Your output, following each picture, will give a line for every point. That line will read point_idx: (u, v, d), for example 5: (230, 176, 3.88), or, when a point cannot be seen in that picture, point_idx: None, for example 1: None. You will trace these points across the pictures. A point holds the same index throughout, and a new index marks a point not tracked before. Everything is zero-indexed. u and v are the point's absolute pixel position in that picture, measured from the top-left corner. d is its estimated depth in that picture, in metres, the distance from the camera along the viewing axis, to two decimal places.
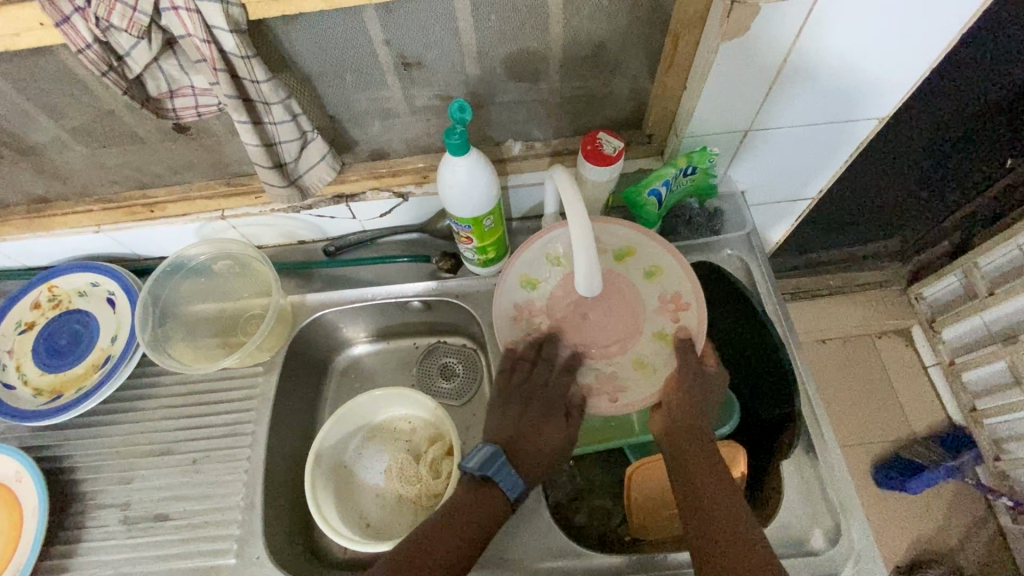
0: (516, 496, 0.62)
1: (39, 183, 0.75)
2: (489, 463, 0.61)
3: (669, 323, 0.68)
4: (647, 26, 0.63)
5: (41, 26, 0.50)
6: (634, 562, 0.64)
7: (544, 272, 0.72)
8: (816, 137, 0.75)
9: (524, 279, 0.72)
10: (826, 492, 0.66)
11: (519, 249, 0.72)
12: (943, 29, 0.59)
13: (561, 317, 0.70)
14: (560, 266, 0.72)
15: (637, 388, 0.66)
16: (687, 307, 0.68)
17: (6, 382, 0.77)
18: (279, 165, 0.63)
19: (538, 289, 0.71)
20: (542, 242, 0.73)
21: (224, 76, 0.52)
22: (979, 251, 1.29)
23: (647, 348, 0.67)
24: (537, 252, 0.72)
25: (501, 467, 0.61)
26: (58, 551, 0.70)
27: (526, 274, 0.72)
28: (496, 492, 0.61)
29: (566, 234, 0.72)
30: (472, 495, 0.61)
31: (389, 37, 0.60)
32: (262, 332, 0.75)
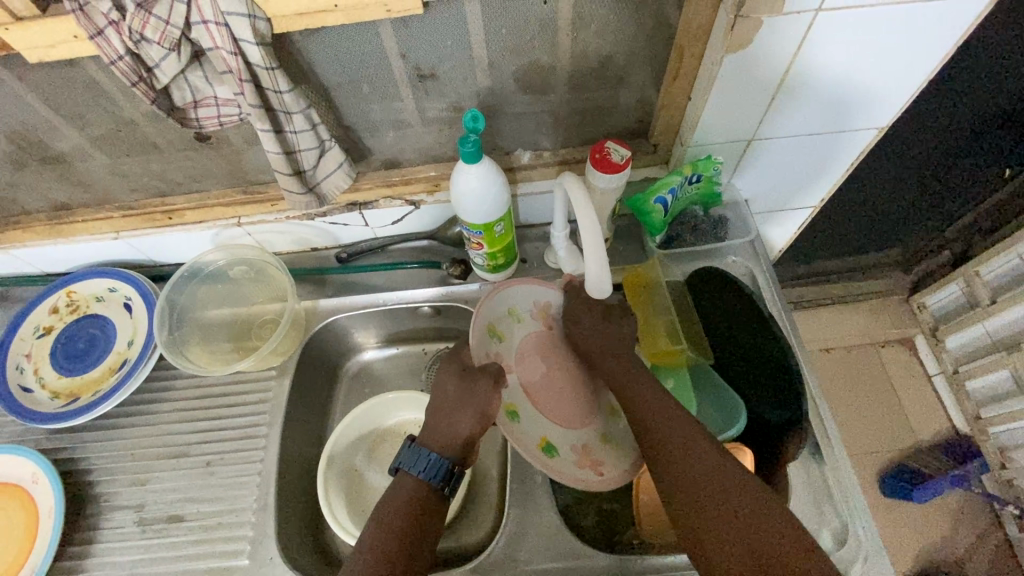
0: (438, 477, 0.60)
1: (61, 190, 0.77)
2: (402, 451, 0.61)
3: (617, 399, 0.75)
4: (653, 39, 0.65)
5: (75, 39, 0.53)
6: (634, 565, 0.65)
7: (509, 326, 0.75)
8: (817, 147, 0.77)
9: (489, 329, 0.73)
10: (833, 493, 0.67)
11: (490, 290, 0.74)
12: (938, 41, 0.61)
13: (518, 376, 0.74)
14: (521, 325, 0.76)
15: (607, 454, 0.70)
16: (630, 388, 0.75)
17: (24, 385, 0.78)
18: (297, 172, 0.65)
19: (503, 341, 0.74)
20: (506, 293, 0.75)
21: (249, 86, 0.55)
22: (981, 260, 1.30)
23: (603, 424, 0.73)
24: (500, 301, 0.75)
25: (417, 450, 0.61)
26: (72, 552, 0.70)
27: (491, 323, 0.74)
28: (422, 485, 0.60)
29: (530, 290, 0.76)
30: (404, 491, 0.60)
31: (405, 50, 0.62)
32: (276, 335, 0.77)
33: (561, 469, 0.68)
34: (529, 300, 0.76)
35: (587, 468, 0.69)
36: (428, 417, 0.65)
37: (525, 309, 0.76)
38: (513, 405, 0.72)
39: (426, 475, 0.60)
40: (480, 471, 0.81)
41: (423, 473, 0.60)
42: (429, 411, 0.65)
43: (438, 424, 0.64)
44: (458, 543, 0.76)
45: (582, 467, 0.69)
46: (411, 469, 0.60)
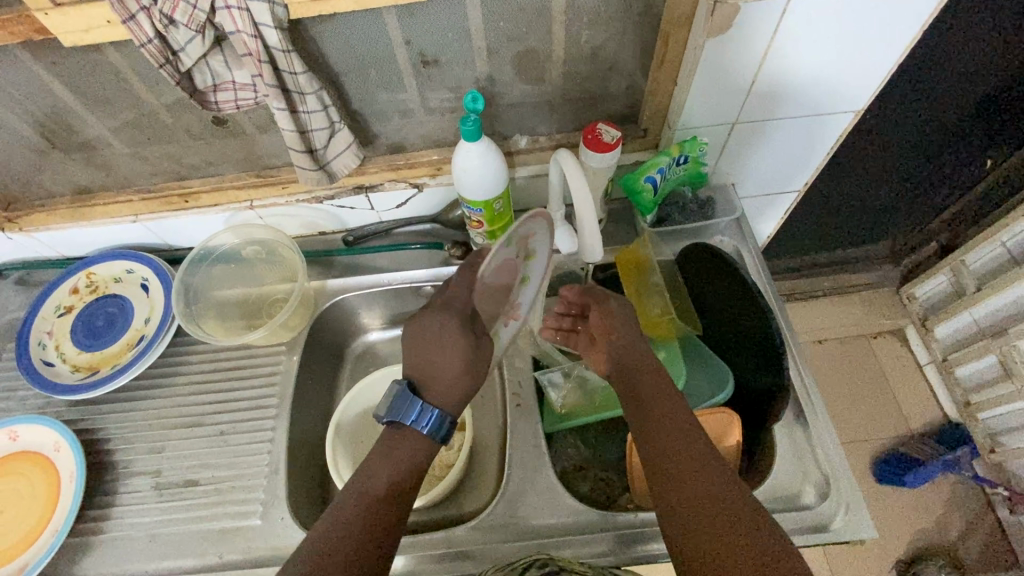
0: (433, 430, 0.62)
1: (84, 174, 0.82)
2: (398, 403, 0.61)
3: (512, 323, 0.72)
4: (641, 27, 0.70)
5: (108, 24, 0.57)
6: (606, 521, 0.69)
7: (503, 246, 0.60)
8: (798, 131, 0.82)
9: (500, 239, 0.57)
10: (816, 453, 0.71)
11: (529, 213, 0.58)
12: (904, 27, 0.66)
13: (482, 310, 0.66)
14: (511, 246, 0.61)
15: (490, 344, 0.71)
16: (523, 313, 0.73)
17: (46, 360, 0.82)
18: (310, 151, 0.70)
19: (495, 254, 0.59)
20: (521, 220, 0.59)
21: (267, 67, 0.59)
22: (966, 249, 1.34)
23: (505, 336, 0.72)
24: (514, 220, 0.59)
25: (413, 403, 0.62)
26: (92, 515, 0.74)
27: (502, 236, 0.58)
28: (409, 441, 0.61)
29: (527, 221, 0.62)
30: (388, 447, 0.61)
31: (410, 37, 0.67)
32: (287, 310, 0.81)
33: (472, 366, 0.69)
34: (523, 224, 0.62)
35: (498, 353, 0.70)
36: (428, 372, 0.64)
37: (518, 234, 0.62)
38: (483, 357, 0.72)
39: (426, 430, 0.61)
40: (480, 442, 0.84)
41: (424, 428, 0.61)
42: (429, 367, 0.64)
43: (434, 383, 0.64)
44: (460, 510, 0.79)
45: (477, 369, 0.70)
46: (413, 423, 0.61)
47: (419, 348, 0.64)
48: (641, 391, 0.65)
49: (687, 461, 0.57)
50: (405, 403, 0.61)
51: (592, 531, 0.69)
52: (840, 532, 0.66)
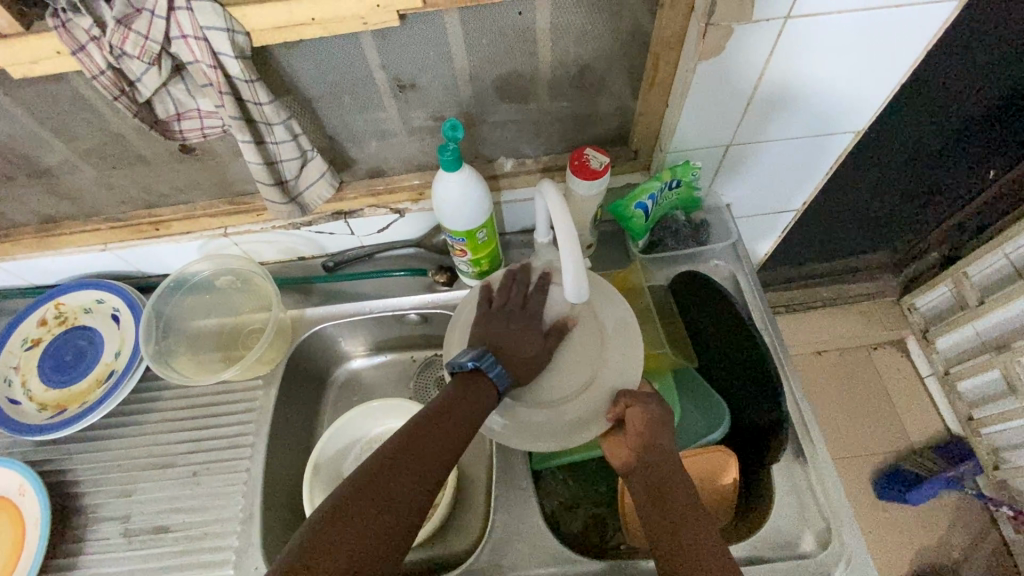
0: (501, 387, 0.64)
1: (49, 203, 0.78)
2: (482, 357, 0.63)
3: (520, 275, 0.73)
4: (629, 48, 0.67)
5: (58, 55, 0.54)
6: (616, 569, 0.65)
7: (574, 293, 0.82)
8: (796, 151, 0.78)
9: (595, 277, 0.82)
10: (817, 494, 0.67)
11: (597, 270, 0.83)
12: (906, 47, 0.63)
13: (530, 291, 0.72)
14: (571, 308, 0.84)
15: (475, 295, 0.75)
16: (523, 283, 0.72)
17: (12, 397, 0.79)
18: (280, 183, 0.66)
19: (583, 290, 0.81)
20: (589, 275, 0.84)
21: (229, 98, 0.56)
22: (968, 261, 1.31)
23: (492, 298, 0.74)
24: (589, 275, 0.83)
25: (492, 362, 0.63)
26: (59, 564, 0.70)
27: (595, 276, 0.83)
28: (481, 393, 0.62)
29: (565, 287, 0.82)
30: (457, 398, 0.60)
31: (384, 61, 0.64)
32: (262, 344, 0.77)
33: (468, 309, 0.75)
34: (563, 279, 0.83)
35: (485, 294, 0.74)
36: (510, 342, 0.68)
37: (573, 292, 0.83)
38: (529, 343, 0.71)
39: (498, 382, 0.64)
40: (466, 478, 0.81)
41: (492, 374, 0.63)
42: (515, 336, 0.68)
43: (513, 347, 0.67)
44: (445, 551, 0.76)
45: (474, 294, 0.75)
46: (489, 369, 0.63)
47: (494, 325, 0.69)
48: (666, 489, 0.59)
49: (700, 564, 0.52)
50: (482, 355, 0.64)
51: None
52: None
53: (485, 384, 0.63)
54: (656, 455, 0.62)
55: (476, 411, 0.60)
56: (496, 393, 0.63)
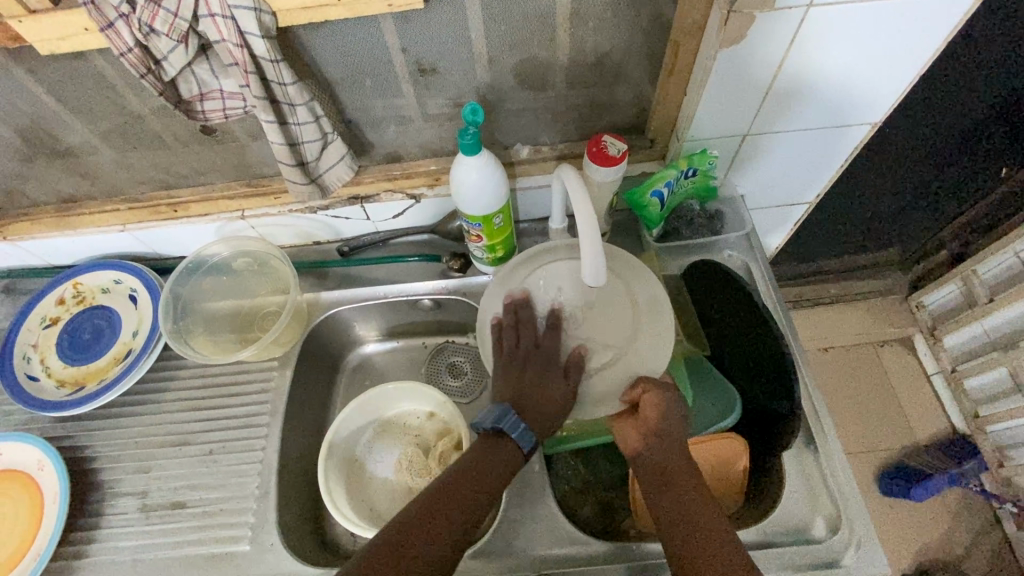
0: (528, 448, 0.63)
1: (69, 183, 0.79)
2: (501, 418, 0.62)
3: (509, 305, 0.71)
4: (649, 35, 0.67)
5: (86, 31, 0.54)
6: (623, 551, 0.66)
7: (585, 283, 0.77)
8: (812, 142, 0.78)
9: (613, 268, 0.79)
10: (827, 482, 0.68)
11: None
12: (927, 38, 0.63)
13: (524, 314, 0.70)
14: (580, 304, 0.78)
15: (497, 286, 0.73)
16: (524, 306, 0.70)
17: (31, 374, 0.80)
18: (300, 164, 0.67)
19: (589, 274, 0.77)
20: None
21: (254, 78, 0.56)
22: (978, 259, 1.30)
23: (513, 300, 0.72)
24: None
25: (513, 421, 0.63)
26: (77, 538, 0.72)
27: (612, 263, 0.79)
28: (505, 453, 0.62)
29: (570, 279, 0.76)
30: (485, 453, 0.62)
31: (406, 44, 0.64)
32: (278, 327, 0.78)
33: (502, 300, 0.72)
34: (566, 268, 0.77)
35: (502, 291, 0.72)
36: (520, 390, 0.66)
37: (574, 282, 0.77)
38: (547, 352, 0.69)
39: (520, 442, 0.62)
40: None
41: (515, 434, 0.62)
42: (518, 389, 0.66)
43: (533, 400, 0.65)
44: None
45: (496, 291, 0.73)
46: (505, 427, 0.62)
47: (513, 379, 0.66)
48: (669, 475, 0.62)
49: (701, 548, 0.56)
50: (501, 414, 0.63)
51: (609, 561, 0.66)
52: (852, 567, 0.64)
53: (506, 445, 0.63)
54: (662, 441, 0.64)
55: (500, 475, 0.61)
56: (521, 453, 0.63)
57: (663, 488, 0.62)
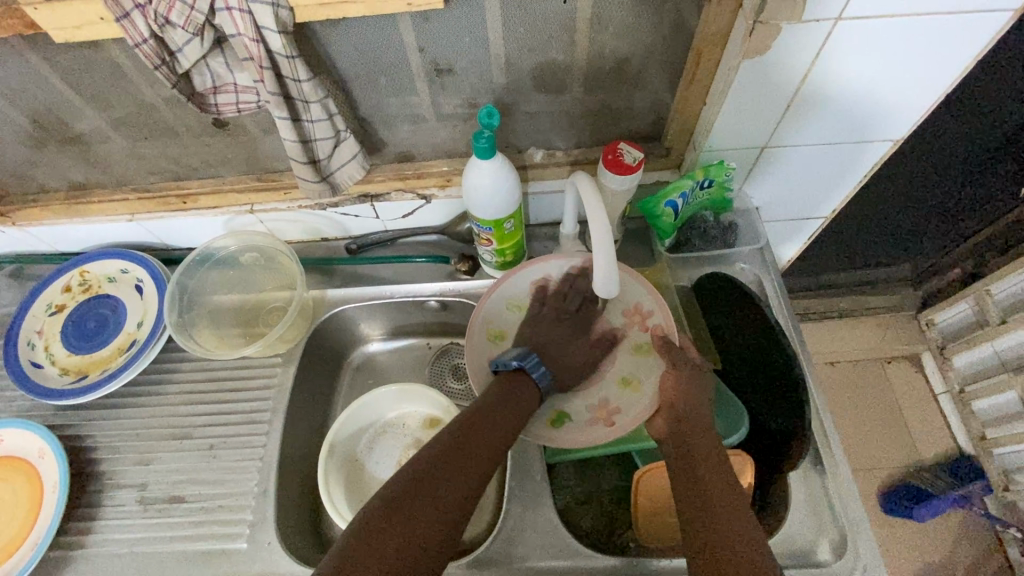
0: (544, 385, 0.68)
1: (79, 170, 0.79)
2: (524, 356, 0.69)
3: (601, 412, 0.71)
4: (670, 42, 0.66)
5: (101, 20, 0.54)
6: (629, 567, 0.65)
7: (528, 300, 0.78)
8: (831, 156, 0.77)
9: (511, 303, 0.77)
10: (833, 505, 0.68)
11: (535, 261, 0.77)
12: (956, 56, 0.61)
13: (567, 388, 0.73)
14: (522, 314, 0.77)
15: (631, 406, 0.71)
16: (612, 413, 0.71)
17: (35, 361, 0.80)
18: (312, 161, 0.66)
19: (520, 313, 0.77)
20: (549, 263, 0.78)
21: (269, 73, 0.55)
22: (991, 279, 1.28)
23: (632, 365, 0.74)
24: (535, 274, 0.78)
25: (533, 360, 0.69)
26: (75, 527, 0.71)
27: (510, 298, 0.78)
28: (523, 394, 0.66)
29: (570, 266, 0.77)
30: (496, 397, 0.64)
31: (423, 43, 0.63)
32: (284, 323, 0.77)
33: (577, 435, 0.70)
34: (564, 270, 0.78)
35: (601, 423, 0.71)
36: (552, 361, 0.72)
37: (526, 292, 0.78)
38: (502, 331, 0.77)
39: (539, 379, 0.68)
40: None
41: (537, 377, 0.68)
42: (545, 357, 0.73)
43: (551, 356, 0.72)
44: None
45: (595, 424, 0.71)
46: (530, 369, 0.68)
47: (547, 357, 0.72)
48: (697, 469, 0.60)
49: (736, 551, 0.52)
50: (525, 354, 0.69)
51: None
52: None
53: (528, 385, 0.67)
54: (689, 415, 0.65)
55: (520, 413, 0.64)
56: (536, 390, 0.67)
57: (692, 488, 0.59)
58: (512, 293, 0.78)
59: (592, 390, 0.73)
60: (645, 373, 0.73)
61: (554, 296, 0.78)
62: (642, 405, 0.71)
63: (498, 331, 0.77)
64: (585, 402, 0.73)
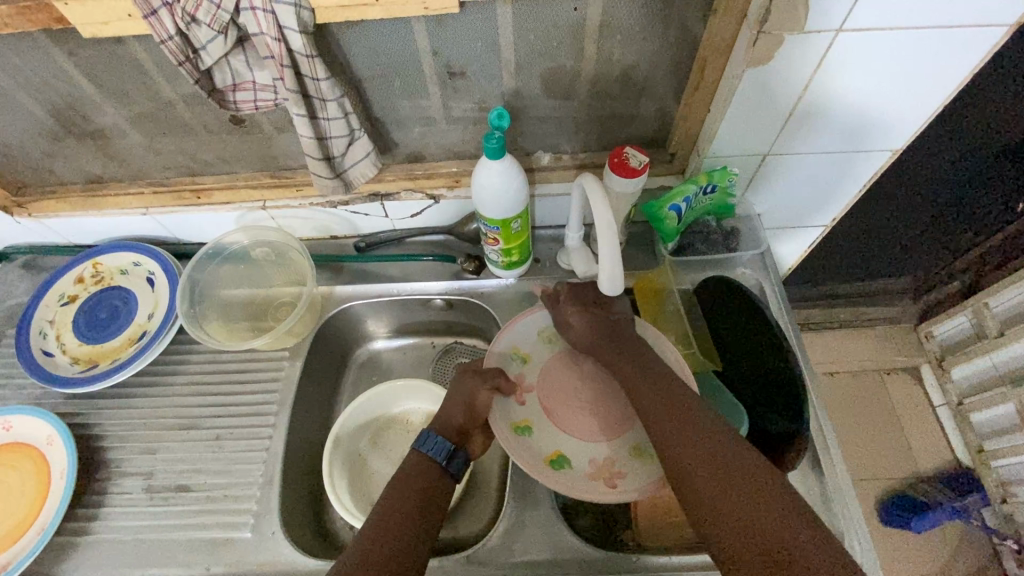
0: (445, 459, 0.63)
1: (97, 163, 0.81)
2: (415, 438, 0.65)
3: (598, 467, 0.68)
4: (677, 51, 0.68)
5: (129, 17, 0.56)
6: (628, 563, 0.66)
7: (556, 336, 0.78)
8: (831, 165, 0.79)
9: (544, 333, 0.79)
10: (830, 505, 0.69)
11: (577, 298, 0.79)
12: (954, 68, 0.63)
13: (569, 438, 0.71)
14: (551, 346, 0.78)
15: (636, 476, 0.67)
16: (616, 478, 0.67)
17: (47, 350, 0.81)
18: (327, 158, 0.68)
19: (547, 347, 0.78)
20: None
21: (289, 71, 0.57)
22: (990, 292, 1.30)
23: (651, 440, 0.69)
24: None
25: (424, 438, 0.65)
26: (81, 514, 0.72)
27: (544, 330, 0.79)
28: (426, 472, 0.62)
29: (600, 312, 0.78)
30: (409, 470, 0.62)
31: (437, 47, 0.65)
32: (294, 316, 0.79)
33: (573, 483, 0.66)
34: None
35: (600, 481, 0.67)
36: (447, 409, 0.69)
37: (559, 332, 0.79)
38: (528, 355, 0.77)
39: (435, 454, 0.63)
40: (481, 464, 0.82)
41: (438, 457, 0.63)
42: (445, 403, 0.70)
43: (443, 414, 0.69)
44: (455, 532, 0.77)
45: (594, 480, 0.67)
46: (424, 451, 0.64)
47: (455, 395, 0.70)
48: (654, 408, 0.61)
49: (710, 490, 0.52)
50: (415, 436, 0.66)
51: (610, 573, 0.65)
52: None
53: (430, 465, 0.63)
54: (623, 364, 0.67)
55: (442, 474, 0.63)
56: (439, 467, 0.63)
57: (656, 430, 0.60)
58: (546, 324, 0.79)
59: (606, 446, 0.70)
60: (662, 450, 0.68)
61: (588, 343, 0.78)
62: (646, 482, 0.66)
63: (525, 355, 0.77)
64: (590, 457, 0.69)
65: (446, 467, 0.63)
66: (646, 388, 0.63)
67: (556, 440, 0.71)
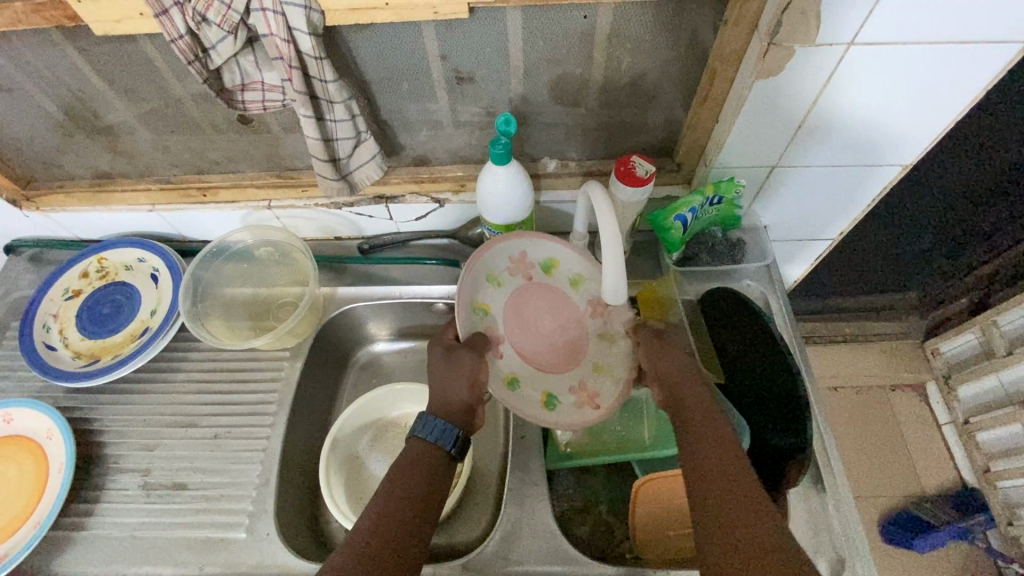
0: (451, 444, 0.61)
1: (105, 159, 0.81)
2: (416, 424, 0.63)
3: (584, 393, 0.71)
4: (686, 60, 0.67)
5: (140, 16, 0.56)
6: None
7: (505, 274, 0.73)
8: (840, 179, 0.78)
9: (488, 275, 0.72)
10: (831, 523, 0.68)
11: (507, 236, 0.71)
12: (966, 85, 0.63)
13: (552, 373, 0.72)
14: (501, 287, 0.72)
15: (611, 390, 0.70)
16: (597, 395, 0.70)
17: (49, 344, 0.81)
18: (333, 160, 0.68)
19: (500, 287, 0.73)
20: (526, 241, 0.72)
21: (297, 73, 0.57)
22: (998, 310, 1.28)
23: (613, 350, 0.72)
24: (510, 248, 0.72)
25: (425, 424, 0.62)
26: (77, 509, 0.72)
27: (488, 271, 0.72)
28: (426, 464, 0.60)
29: (542, 245, 0.72)
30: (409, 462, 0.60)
31: (446, 52, 0.65)
32: (295, 317, 0.79)
33: (563, 418, 0.69)
34: (538, 247, 0.73)
35: (586, 406, 0.70)
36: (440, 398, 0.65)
37: (503, 268, 0.73)
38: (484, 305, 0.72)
39: (442, 442, 0.61)
40: (478, 471, 0.81)
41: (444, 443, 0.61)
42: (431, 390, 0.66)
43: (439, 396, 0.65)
44: (451, 540, 0.76)
45: (582, 408, 0.70)
46: (428, 438, 0.61)
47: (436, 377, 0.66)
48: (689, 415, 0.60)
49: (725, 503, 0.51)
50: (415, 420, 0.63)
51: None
52: None
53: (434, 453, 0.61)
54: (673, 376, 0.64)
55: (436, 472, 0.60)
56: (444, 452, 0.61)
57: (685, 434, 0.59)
58: (491, 265, 0.72)
59: (574, 372, 0.72)
60: (620, 359, 0.71)
61: (529, 274, 0.73)
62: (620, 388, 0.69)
63: (485, 307, 0.72)
64: (568, 382, 0.72)
65: (454, 453, 0.61)
66: (690, 394, 0.62)
67: (540, 381, 0.72)
